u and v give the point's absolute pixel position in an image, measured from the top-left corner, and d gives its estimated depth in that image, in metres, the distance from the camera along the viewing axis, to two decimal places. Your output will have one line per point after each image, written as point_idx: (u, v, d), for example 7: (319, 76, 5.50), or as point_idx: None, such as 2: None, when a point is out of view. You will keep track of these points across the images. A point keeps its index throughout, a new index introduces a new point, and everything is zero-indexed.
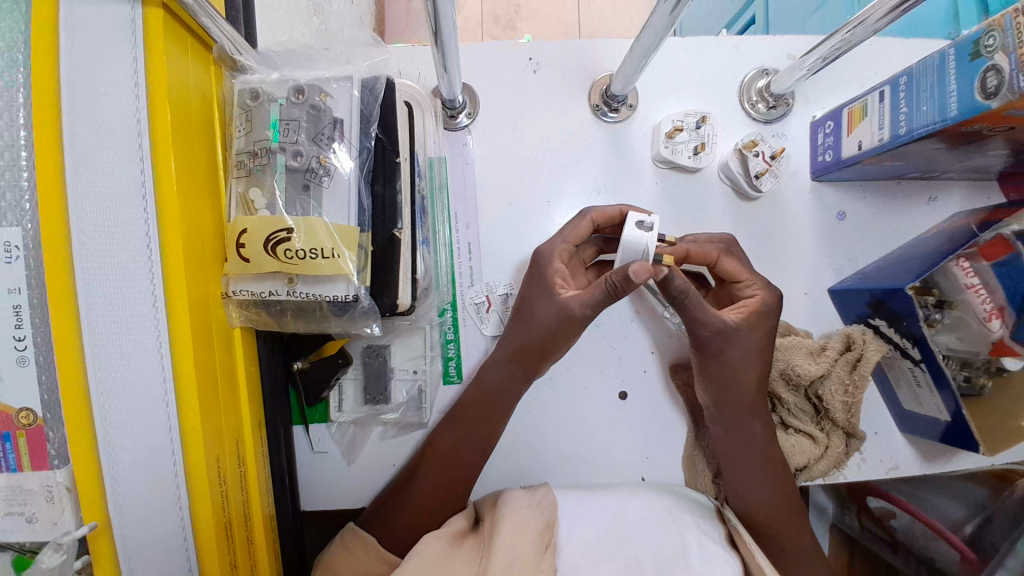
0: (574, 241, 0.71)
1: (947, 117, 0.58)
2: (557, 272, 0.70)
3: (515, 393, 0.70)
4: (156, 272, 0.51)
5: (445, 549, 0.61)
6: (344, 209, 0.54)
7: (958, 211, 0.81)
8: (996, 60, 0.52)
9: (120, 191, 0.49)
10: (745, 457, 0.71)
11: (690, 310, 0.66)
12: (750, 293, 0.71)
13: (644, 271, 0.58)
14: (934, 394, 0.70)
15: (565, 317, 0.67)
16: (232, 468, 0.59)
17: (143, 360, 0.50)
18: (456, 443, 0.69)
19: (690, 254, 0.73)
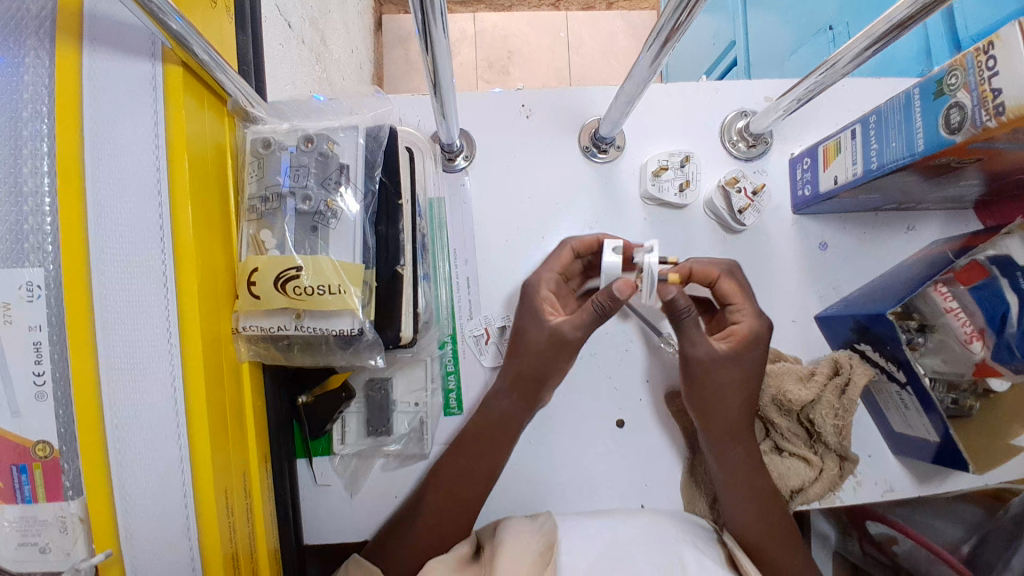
0: (559, 271, 0.75)
1: (916, 151, 0.63)
2: (546, 299, 0.73)
3: (518, 423, 0.72)
4: (172, 308, 0.54)
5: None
6: (350, 247, 0.58)
7: (935, 239, 0.84)
8: (958, 97, 0.57)
9: (140, 233, 0.52)
10: (737, 481, 0.73)
11: (683, 327, 0.71)
12: (739, 318, 0.74)
13: (627, 288, 0.62)
14: (922, 416, 0.72)
15: (556, 341, 0.70)
16: (239, 501, 0.60)
17: (157, 393, 0.53)
18: (459, 474, 0.71)
19: (693, 272, 0.75)
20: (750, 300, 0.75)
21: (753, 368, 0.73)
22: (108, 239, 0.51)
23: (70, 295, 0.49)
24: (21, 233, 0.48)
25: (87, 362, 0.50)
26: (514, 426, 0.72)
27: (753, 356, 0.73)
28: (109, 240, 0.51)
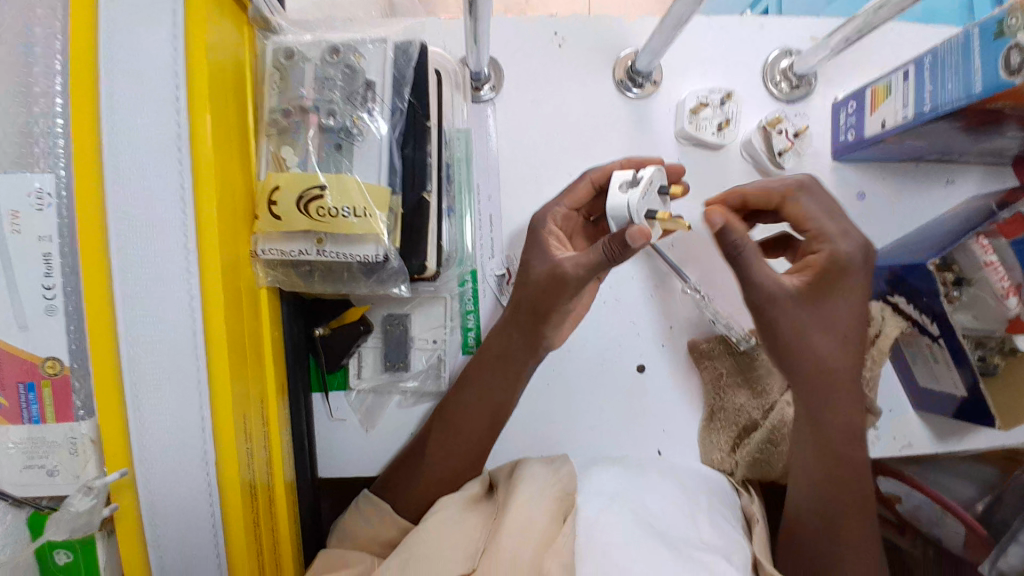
0: (571, 204, 0.72)
1: (972, 93, 0.59)
2: (552, 234, 0.70)
3: (519, 360, 0.70)
4: (190, 225, 0.51)
5: (457, 515, 0.62)
6: (377, 168, 0.55)
7: (974, 193, 0.81)
8: (1019, 38, 0.55)
9: (153, 144, 0.49)
10: (836, 442, 0.68)
11: (745, 266, 0.65)
12: (818, 247, 0.68)
13: (640, 236, 0.55)
14: (951, 370, 0.71)
15: (556, 277, 0.65)
16: (256, 427, 0.59)
17: (174, 313, 0.51)
18: (465, 406, 0.70)
19: (747, 198, 0.72)
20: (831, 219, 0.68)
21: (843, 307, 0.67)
22: (120, 151, 0.49)
23: (82, 216, 0.48)
24: (34, 138, 0.48)
25: (103, 281, 0.49)
26: (524, 359, 0.70)
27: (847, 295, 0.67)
28: (122, 154, 0.49)
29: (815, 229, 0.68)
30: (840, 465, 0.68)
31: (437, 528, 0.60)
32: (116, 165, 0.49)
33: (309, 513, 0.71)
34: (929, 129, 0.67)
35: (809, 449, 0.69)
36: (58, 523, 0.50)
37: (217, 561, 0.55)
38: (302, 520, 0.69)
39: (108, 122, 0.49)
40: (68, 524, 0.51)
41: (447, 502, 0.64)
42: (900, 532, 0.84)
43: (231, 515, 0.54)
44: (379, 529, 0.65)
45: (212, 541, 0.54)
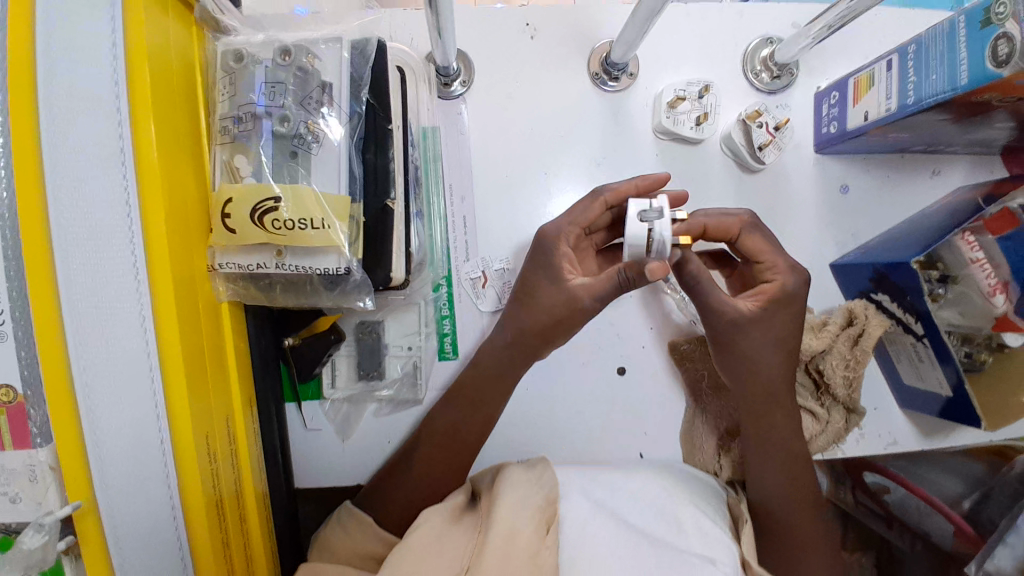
0: (584, 224, 0.67)
1: (958, 85, 0.57)
2: (564, 256, 0.66)
3: (515, 378, 0.68)
4: (138, 242, 0.48)
5: (442, 528, 0.59)
6: (335, 176, 0.52)
7: (960, 185, 0.79)
8: (1007, 27, 0.51)
9: (96, 157, 0.46)
10: (777, 452, 0.69)
11: (703, 292, 0.65)
12: (770, 276, 0.68)
13: (660, 270, 0.54)
14: (934, 368, 0.70)
15: (571, 306, 0.64)
16: (221, 446, 0.57)
17: (126, 335, 0.48)
18: (459, 426, 0.68)
19: (707, 229, 0.67)
20: (781, 252, 0.69)
21: (786, 327, 0.67)
22: (60, 162, 0.45)
23: (25, 234, 0.44)
24: None
25: (49, 300, 0.45)
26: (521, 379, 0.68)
27: (785, 318, 0.67)
28: (63, 165, 0.45)
29: (769, 261, 0.68)
30: (786, 474, 0.68)
31: (421, 539, 0.57)
32: (57, 177, 0.45)
33: (287, 526, 0.69)
34: (916, 121, 0.65)
35: (759, 456, 0.69)
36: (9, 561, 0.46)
37: None
38: (278, 534, 0.68)
39: (47, 130, 0.45)
40: (21, 562, 0.47)
41: (428, 514, 0.60)
42: (888, 524, 0.86)
43: (197, 537, 0.52)
44: (361, 540, 0.62)
45: (179, 566, 0.52)
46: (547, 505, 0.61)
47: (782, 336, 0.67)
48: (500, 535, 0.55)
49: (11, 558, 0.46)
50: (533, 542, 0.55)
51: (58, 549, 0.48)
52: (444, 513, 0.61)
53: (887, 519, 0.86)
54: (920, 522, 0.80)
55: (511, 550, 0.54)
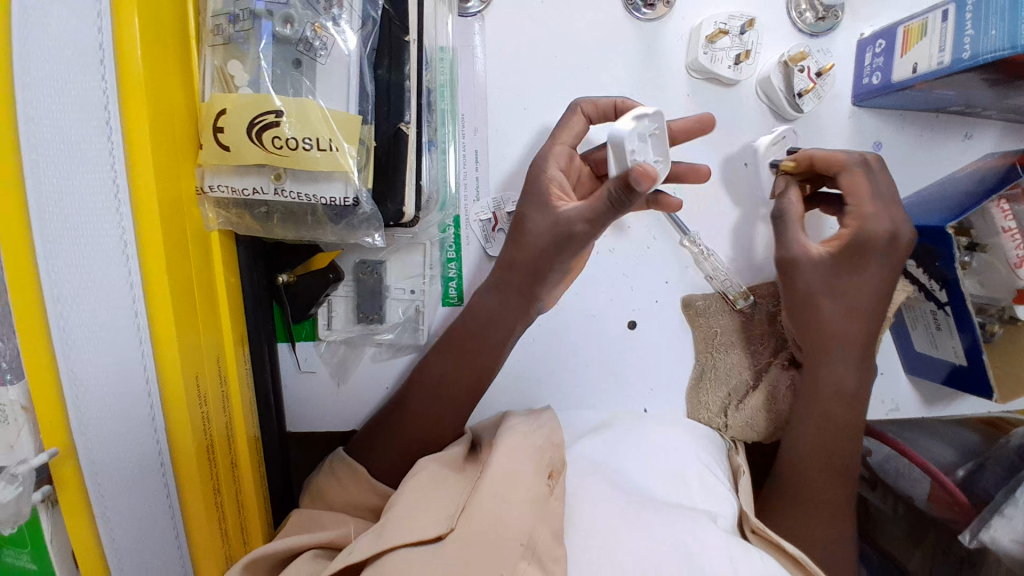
0: (569, 142, 0.63)
1: (1017, 44, 0.52)
2: (556, 184, 0.61)
3: (509, 323, 0.64)
4: (118, 155, 0.42)
5: (442, 476, 0.56)
6: (344, 94, 0.46)
7: (991, 151, 0.76)
8: None
9: (72, 61, 0.41)
10: (822, 408, 0.66)
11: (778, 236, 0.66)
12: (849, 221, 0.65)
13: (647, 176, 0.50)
14: (952, 337, 0.69)
15: (559, 233, 0.58)
16: (213, 388, 0.53)
17: (104, 262, 0.43)
18: (452, 366, 0.64)
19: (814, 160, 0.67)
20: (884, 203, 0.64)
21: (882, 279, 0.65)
22: (33, 59, 0.39)
23: None
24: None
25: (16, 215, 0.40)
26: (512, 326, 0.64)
27: (875, 265, 0.65)
28: (33, 61, 0.39)
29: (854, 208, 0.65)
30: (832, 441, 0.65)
31: (419, 485, 0.54)
32: (28, 78, 0.39)
33: (280, 472, 0.66)
34: (966, 78, 0.60)
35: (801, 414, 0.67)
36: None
37: (176, 541, 0.50)
38: (268, 479, 0.65)
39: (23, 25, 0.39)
40: None
41: (426, 460, 0.58)
42: (871, 485, 0.85)
43: (187, 485, 0.49)
44: (357, 490, 0.59)
45: (169, 516, 0.49)
46: (556, 454, 0.58)
47: (854, 290, 0.65)
48: (501, 477, 0.52)
49: None
50: (537, 484, 0.52)
51: (34, 500, 0.43)
52: (445, 461, 0.58)
53: (870, 481, 0.86)
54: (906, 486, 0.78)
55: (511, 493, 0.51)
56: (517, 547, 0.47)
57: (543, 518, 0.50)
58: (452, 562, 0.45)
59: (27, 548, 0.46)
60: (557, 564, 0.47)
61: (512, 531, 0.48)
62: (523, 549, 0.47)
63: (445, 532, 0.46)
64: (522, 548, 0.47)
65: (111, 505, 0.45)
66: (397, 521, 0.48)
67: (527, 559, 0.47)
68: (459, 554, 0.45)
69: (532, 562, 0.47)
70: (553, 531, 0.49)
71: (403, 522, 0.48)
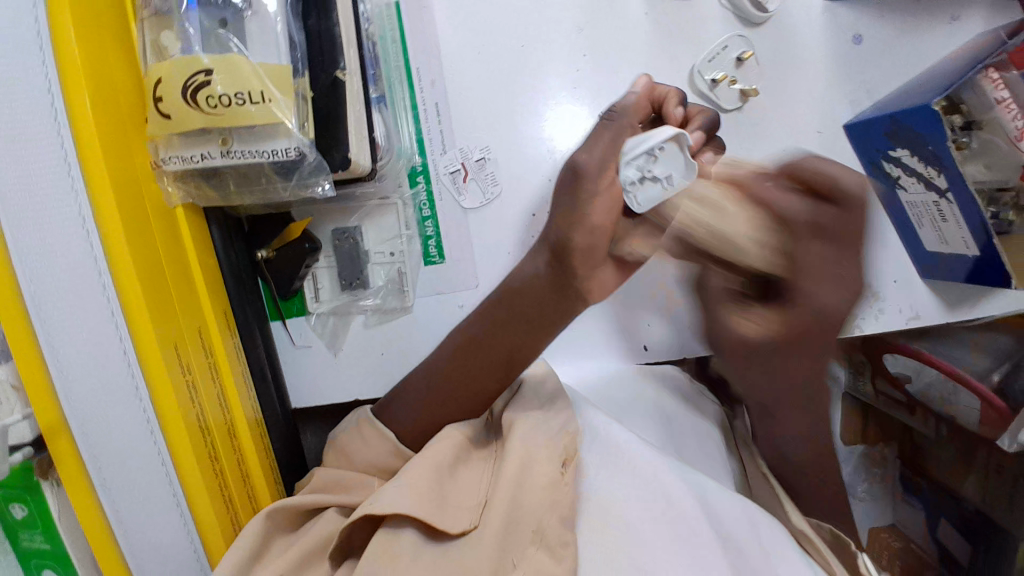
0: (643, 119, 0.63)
1: None
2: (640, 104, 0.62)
3: (552, 311, 0.61)
4: (66, 135, 0.44)
5: (454, 458, 0.57)
6: (273, 46, 0.47)
7: (982, 29, 0.70)
8: None
9: (18, 55, 0.43)
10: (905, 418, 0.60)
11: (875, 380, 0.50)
12: None
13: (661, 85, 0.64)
14: (961, 227, 0.65)
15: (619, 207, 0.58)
16: (198, 361, 0.54)
17: (65, 240, 0.44)
18: (480, 341, 0.62)
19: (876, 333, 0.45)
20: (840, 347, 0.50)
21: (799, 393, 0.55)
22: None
23: None
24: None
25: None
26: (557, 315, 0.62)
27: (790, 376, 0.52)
28: None
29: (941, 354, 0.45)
30: None
31: (428, 467, 0.54)
32: None
33: (286, 444, 0.68)
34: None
35: None
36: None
37: (177, 509, 0.52)
38: (276, 451, 0.67)
39: None
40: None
41: (450, 429, 0.59)
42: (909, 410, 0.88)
43: (180, 451, 0.51)
44: (381, 453, 0.61)
45: (166, 483, 0.51)
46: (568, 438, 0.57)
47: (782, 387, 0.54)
48: (521, 466, 0.53)
49: None
50: (551, 470, 0.54)
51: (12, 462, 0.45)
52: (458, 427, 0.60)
53: (907, 406, 0.88)
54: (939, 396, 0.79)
55: (528, 486, 0.52)
56: (526, 535, 0.50)
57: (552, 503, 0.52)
58: (467, 553, 0.49)
59: (40, 528, 0.50)
60: (567, 549, 0.48)
61: (525, 519, 0.51)
62: (532, 536, 0.50)
63: (469, 528, 0.50)
64: (532, 535, 0.50)
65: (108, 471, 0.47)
66: (422, 495, 0.51)
67: (537, 545, 0.49)
68: (474, 545, 0.49)
69: (542, 548, 0.49)
70: (561, 516, 0.50)
71: (428, 500, 0.51)
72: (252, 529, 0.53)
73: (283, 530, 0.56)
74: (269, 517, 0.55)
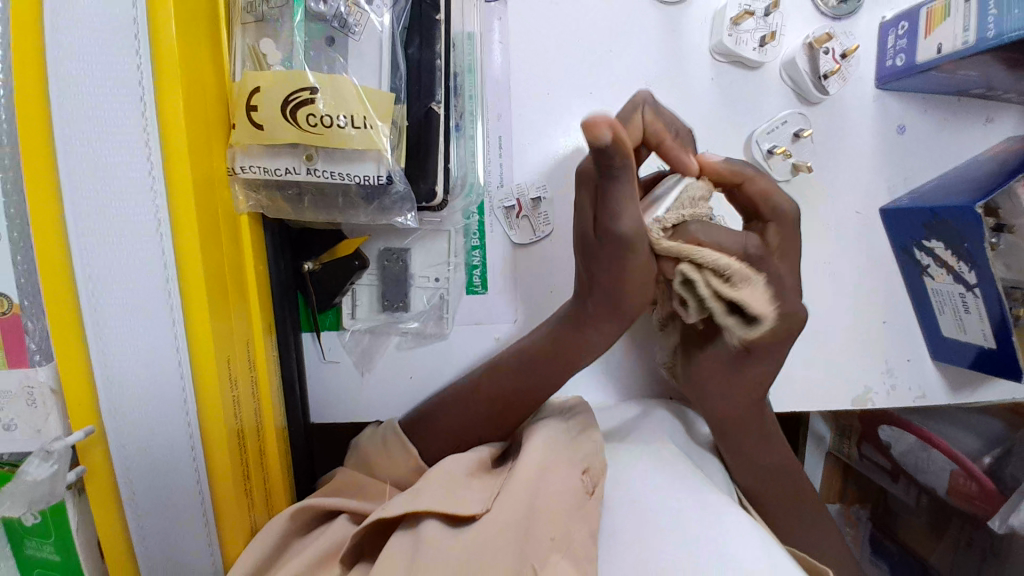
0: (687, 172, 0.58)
1: None
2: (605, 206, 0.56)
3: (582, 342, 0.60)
4: (152, 134, 0.42)
5: (466, 476, 0.52)
6: (375, 72, 0.47)
7: (1012, 134, 0.75)
8: None
9: (105, 38, 0.40)
10: None
11: None
12: None
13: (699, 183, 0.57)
14: (982, 318, 0.69)
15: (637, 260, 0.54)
16: (242, 374, 0.52)
17: (137, 240, 0.42)
18: (515, 368, 0.61)
19: None
20: None
21: None
22: (71, 40, 0.40)
23: (23, 135, 0.39)
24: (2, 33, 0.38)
25: (51, 218, 0.40)
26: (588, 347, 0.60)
27: None
28: (77, 36, 0.40)
29: None
30: None
31: (438, 480, 0.50)
32: (61, 57, 0.39)
33: (304, 461, 0.66)
34: (986, 56, 0.62)
35: None
36: (9, 496, 0.42)
37: (205, 528, 0.49)
38: (294, 467, 0.65)
39: (52, 12, 0.39)
40: (25, 495, 0.42)
41: (479, 447, 0.58)
42: (894, 477, 0.92)
43: (219, 471, 0.48)
44: (403, 465, 0.59)
45: (198, 503, 0.48)
46: (594, 449, 0.54)
47: None
48: (536, 470, 0.50)
49: (12, 489, 0.42)
50: (572, 480, 0.50)
51: (69, 482, 0.43)
52: (489, 450, 0.58)
53: (891, 472, 0.92)
54: (920, 472, 0.86)
55: (545, 484, 0.49)
56: (546, 542, 0.45)
57: (577, 516, 0.48)
58: (481, 544, 0.45)
59: (50, 538, 0.47)
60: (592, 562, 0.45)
61: (543, 527, 0.46)
62: (555, 544, 0.45)
63: (479, 514, 0.47)
64: (552, 542, 0.45)
65: (131, 469, 0.45)
66: (433, 490, 0.49)
67: (559, 554, 0.44)
68: (484, 535, 0.45)
69: (566, 557, 0.44)
70: (591, 532, 0.47)
71: (438, 491, 0.49)
72: (273, 528, 0.51)
73: (300, 534, 0.53)
74: (293, 518, 0.53)
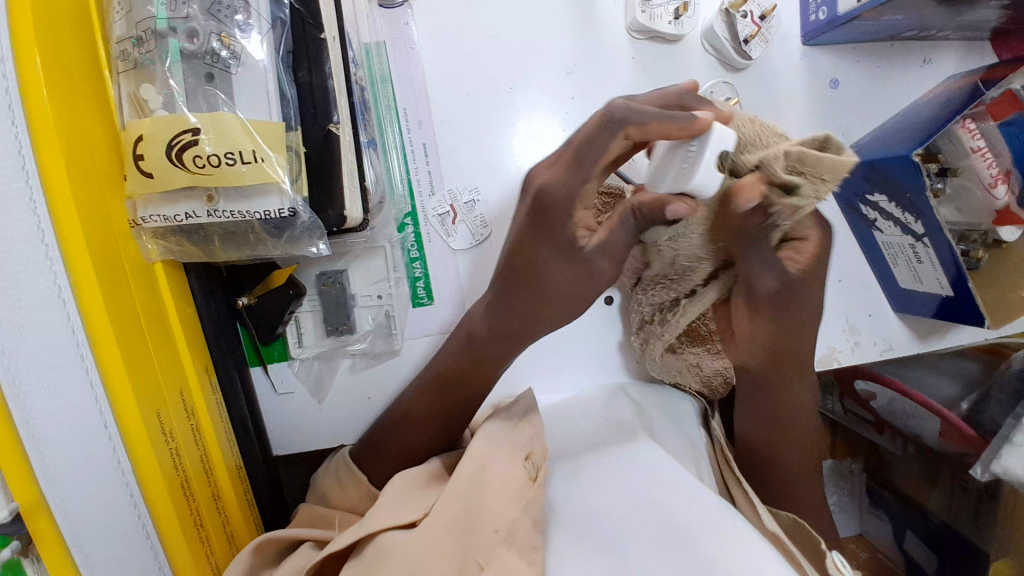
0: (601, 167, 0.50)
1: None
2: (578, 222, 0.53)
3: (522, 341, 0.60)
4: (38, 198, 0.40)
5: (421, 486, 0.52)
6: (262, 102, 0.46)
7: (951, 73, 0.74)
8: None
9: None
10: None
11: None
12: None
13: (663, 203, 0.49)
14: (935, 268, 0.67)
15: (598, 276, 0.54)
16: (179, 423, 0.52)
17: (41, 306, 0.40)
18: (464, 372, 0.61)
19: None
20: None
21: None
22: None
23: None
24: None
25: None
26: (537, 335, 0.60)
27: None
28: None
29: None
30: None
31: (386, 498, 0.50)
32: None
33: (269, 494, 0.66)
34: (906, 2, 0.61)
35: None
36: None
37: None
38: (259, 500, 0.65)
39: None
40: None
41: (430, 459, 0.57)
42: (878, 430, 0.91)
43: (166, 524, 0.48)
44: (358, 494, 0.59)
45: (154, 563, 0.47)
46: (534, 433, 0.55)
47: None
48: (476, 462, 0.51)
49: None
50: (513, 466, 0.50)
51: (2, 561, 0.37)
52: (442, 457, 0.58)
53: (876, 425, 0.91)
54: (906, 423, 0.85)
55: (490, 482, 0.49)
56: (490, 534, 0.45)
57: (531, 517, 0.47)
58: (424, 546, 0.44)
59: None
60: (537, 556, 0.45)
61: (487, 518, 0.46)
62: (500, 536, 0.45)
63: (418, 518, 0.47)
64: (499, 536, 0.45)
65: (90, 555, 0.40)
66: (381, 507, 0.48)
67: (507, 544, 0.45)
68: (431, 535, 0.45)
69: (513, 547, 0.45)
70: (533, 520, 0.47)
71: (388, 506, 0.48)
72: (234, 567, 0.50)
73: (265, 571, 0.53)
74: (255, 553, 0.52)
